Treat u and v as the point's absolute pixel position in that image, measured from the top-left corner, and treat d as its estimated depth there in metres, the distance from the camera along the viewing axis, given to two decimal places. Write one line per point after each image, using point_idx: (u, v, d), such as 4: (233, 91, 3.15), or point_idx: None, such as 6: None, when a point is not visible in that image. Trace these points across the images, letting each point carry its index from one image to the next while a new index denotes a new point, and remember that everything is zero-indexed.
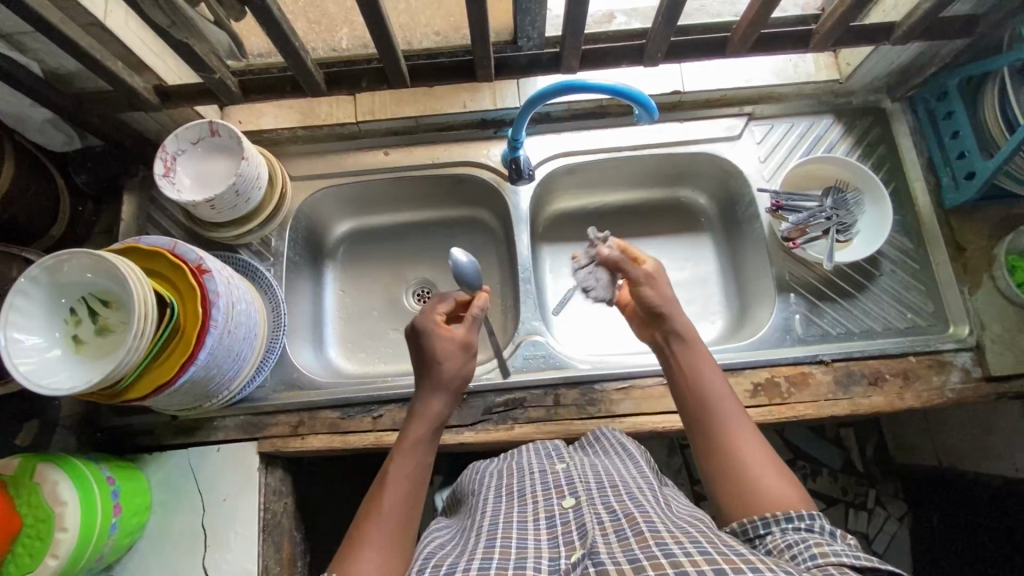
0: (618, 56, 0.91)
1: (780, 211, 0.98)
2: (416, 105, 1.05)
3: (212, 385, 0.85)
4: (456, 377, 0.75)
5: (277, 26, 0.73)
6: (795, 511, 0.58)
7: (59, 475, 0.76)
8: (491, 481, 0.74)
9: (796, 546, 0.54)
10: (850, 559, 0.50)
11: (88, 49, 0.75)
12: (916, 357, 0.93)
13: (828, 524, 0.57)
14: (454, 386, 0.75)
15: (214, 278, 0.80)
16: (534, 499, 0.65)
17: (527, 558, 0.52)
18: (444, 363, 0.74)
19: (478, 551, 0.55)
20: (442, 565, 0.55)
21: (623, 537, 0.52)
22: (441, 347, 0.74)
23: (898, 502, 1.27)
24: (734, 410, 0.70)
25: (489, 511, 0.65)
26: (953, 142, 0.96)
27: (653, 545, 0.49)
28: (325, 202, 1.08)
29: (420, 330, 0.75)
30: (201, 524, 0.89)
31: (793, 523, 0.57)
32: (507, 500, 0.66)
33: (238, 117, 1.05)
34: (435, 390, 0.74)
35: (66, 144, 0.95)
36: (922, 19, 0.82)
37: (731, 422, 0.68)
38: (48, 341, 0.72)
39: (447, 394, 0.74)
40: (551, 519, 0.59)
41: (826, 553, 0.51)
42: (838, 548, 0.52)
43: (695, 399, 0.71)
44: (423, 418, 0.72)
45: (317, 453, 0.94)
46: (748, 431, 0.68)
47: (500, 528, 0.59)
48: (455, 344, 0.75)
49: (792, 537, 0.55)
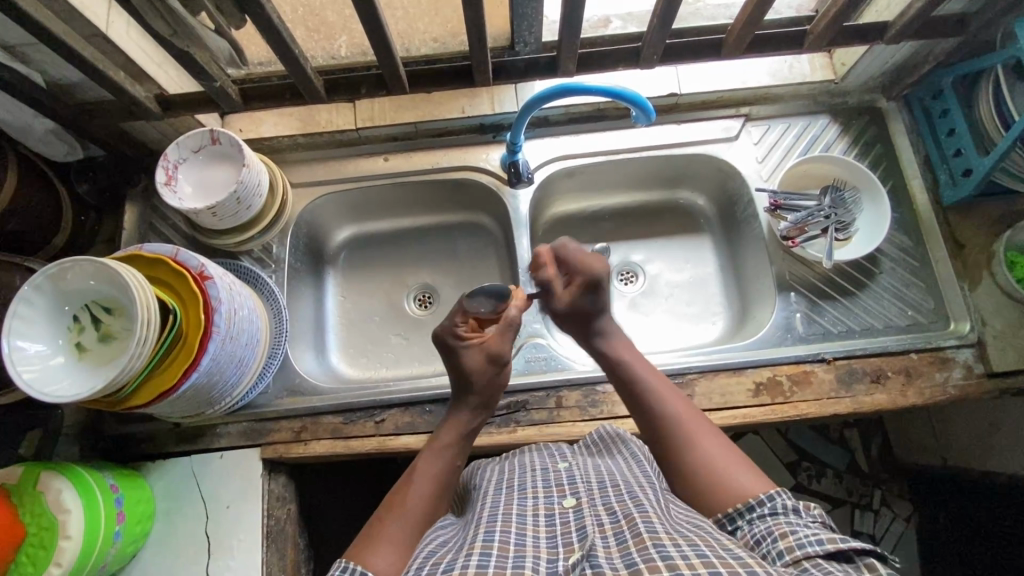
0: (614, 59, 0.92)
1: (779, 210, 0.99)
2: (415, 111, 1.06)
3: (214, 391, 0.85)
4: (485, 387, 0.77)
5: (276, 34, 0.73)
6: (756, 500, 0.59)
7: (63, 484, 0.76)
8: (492, 475, 0.73)
9: (765, 540, 0.54)
10: (814, 548, 0.51)
11: (92, 60, 0.76)
12: (918, 354, 0.93)
13: (790, 500, 0.58)
14: (485, 397, 0.77)
15: (215, 284, 0.80)
16: (534, 494, 0.64)
17: (525, 556, 0.52)
18: (476, 377, 0.76)
19: (476, 544, 0.54)
20: (439, 562, 0.54)
21: (622, 541, 0.52)
22: (469, 360, 0.76)
23: (903, 502, 1.26)
24: (688, 408, 0.72)
25: (488, 503, 0.64)
26: (949, 140, 0.96)
27: (650, 548, 0.50)
28: (325, 209, 1.08)
29: (448, 348, 0.78)
30: (205, 531, 0.89)
31: (757, 512, 0.58)
32: (504, 493, 0.65)
33: (239, 126, 1.06)
34: (465, 401, 0.76)
35: (68, 153, 0.96)
36: (915, 18, 0.83)
37: (686, 419, 0.70)
38: (51, 349, 0.72)
39: (479, 402, 0.77)
40: (550, 517, 0.59)
41: (792, 548, 0.52)
42: (803, 535, 0.53)
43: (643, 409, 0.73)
44: (458, 424, 0.75)
45: (320, 459, 0.94)
46: (703, 430, 0.69)
47: (500, 519, 0.58)
48: (485, 355, 0.76)
49: (759, 530, 0.56)
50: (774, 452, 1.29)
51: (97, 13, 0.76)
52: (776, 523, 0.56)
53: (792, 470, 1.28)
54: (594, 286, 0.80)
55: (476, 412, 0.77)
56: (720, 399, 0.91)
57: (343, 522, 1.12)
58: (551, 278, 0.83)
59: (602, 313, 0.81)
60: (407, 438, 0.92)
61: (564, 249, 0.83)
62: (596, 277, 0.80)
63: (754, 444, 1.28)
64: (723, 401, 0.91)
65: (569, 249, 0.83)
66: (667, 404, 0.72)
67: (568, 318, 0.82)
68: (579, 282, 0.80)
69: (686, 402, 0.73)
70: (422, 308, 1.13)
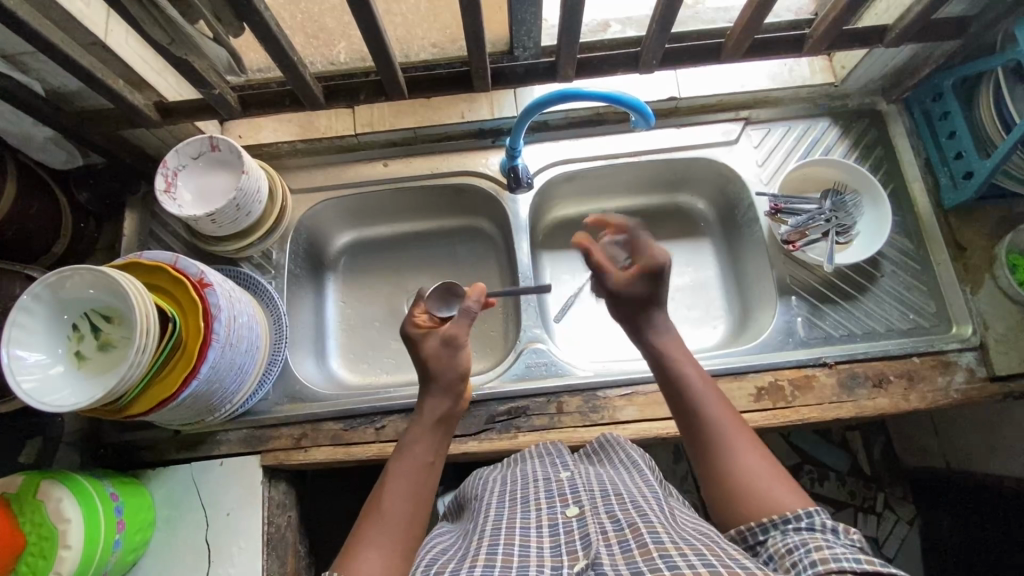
0: (613, 64, 0.91)
1: (779, 213, 1.00)
2: (414, 117, 1.06)
3: (214, 399, 0.85)
4: (449, 373, 0.75)
5: (275, 42, 0.73)
6: (792, 513, 0.58)
7: (62, 493, 0.76)
8: (494, 485, 0.74)
9: (798, 549, 0.54)
10: (850, 564, 0.50)
11: (91, 69, 0.76)
12: (920, 358, 0.92)
13: (829, 519, 0.57)
14: (448, 380, 0.75)
15: (215, 291, 0.80)
16: (538, 504, 0.64)
17: (529, 566, 0.52)
18: (437, 362, 0.75)
19: (479, 556, 0.54)
20: (442, 570, 0.54)
21: (626, 549, 0.52)
22: (425, 348, 0.77)
23: (906, 505, 1.26)
24: (731, 414, 0.69)
25: (491, 515, 0.63)
26: (949, 142, 0.96)
27: (656, 558, 0.50)
28: (326, 214, 1.08)
29: (409, 337, 0.79)
30: (205, 539, 0.89)
31: (793, 525, 0.57)
32: (509, 508, 0.65)
33: (238, 132, 1.07)
34: (431, 390, 0.74)
35: (67, 161, 0.95)
36: (915, 22, 0.82)
37: (727, 424, 0.68)
38: (50, 358, 0.72)
39: (442, 388, 0.74)
40: (554, 526, 0.58)
41: (826, 559, 0.51)
42: (839, 551, 0.51)
43: (686, 410, 0.71)
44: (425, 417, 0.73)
45: (321, 466, 0.94)
46: (745, 438, 0.67)
47: (505, 533, 0.58)
48: (439, 340, 0.76)
49: (793, 541, 0.55)
50: (776, 456, 1.28)
51: (96, 22, 0.76)
52: (812, 538, 0.55)
53: (795, 473, 1.27)
54: (655, 273, 0.78)
55: (445, 397, 0.74)
56: None
57: (343, 528, 1.11)
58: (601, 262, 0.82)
59: (656, 303, 0.80)
60: None
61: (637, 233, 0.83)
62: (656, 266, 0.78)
63: None
64: None
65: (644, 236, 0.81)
66: (713, 408, 0.70)
67: (622, 300, 0.80)
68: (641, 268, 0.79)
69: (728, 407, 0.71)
70: None
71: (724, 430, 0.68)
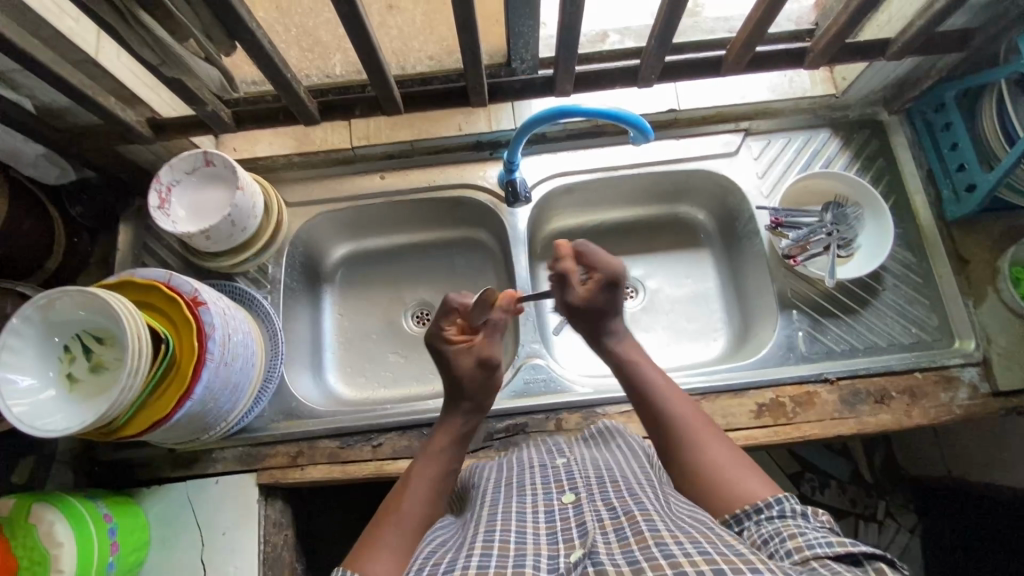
0: (612, 78, 0.90)
1: (780, 227, 0.98)
2: (411, 129, 1.05)
3: (208, 418, 0.84)
4: (478, 391, 0.76)
5: (268, 59, 0.72)
6: (763, 502, 0.58)
7: (56, 516, 0.75)
8: (493, 475, 0.72)
9: (772, 540, 0.53)
10: (824, 549, 0.50)
11: (81, 87, 0.74)
12: (923, 373, 0.92)
13: (798, 503, 0.57)
14: (478, 401, 0.76)
15: (210, 309, 0.79)
16: (534, 490, 0.63)
17: (525, 555, 0.51)
18: (471, 381, 0.75)
19: (477, 544, 0.53)
20: (439, 563, 0.53)
21: (623, 537, 0.51)
22: (460, 365, 0.75)
23: (907, 513, 1.23)
24: (691, 409, 0.70)
25: (487, 502, 0.63)
26: (952, 154, 0.95)
27: (651, 546, 0.49)
28: (322, 227, 1.07)
29: (438, 351, 0.77)
30: (201, 558, 0.88)
31: (765, 514, 0.57)
32: (504, 492, 0.64)
33: (233, 145, 1.06)
34: (458, 405, 0.75)
35: (60, 177, 0.94)
36: (916, 36, 0.82)
37: (688, 419, 0.69)
38: (42, 381, 0.71)
39: (473, 406, 0.76)
40: (550, 514, 0.58)
41: (801, 548, 0.51)
42: (812, 537, 0.52)
43: (648, 410, 0.72)
44: (449, 430, 0.74)
45: (318, 483, 0.93)
46: (707, 431, 0.68)
47: (500, 519, 0.57)
48: (476, 359, 0.75)
49: (768, 531, 0.55)
50: (777, 465, 1.27)
51: (86, 39, 0.75)
52: (785, 525, 0.54)
53: (795, 481, 1.26)
54: (614, 283, 0.78)
55: (470, 416, 0.75)
56: (722, 420, 0.90)
57: (342, 543, 1.11)
58: (569, 270, 0.80)
59: (615, 313, 0.79)
60: (405, 463, 0.91)
61: (587, 244, 0.81)
62: (615, 274, 0.79)
63: (759, 457, 1.26)
64: (725, 422, 0.90)
65: (589, 246, 0.81)
66: (673, 405, 0.71)
67: (583, 313, 0.79)
68: (599, 278, 0.79)
69: (689, 402, 0.72)
70: (420, 325, 1.11)
71: (685, 425, 0.68)
